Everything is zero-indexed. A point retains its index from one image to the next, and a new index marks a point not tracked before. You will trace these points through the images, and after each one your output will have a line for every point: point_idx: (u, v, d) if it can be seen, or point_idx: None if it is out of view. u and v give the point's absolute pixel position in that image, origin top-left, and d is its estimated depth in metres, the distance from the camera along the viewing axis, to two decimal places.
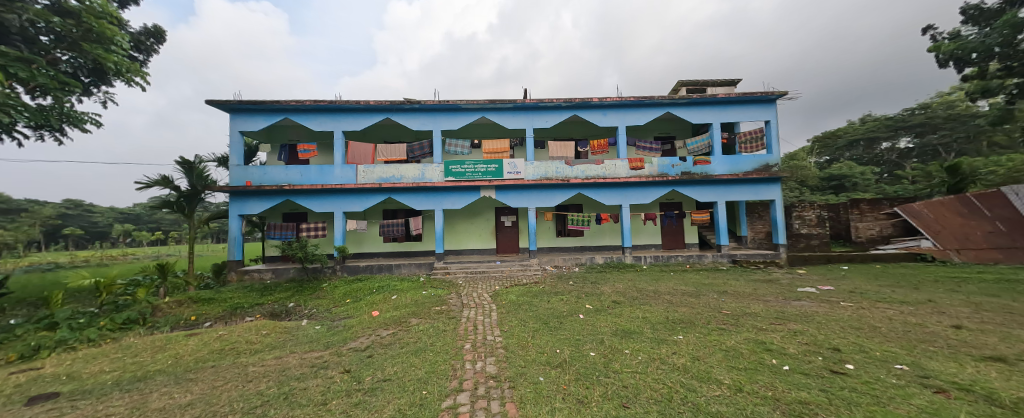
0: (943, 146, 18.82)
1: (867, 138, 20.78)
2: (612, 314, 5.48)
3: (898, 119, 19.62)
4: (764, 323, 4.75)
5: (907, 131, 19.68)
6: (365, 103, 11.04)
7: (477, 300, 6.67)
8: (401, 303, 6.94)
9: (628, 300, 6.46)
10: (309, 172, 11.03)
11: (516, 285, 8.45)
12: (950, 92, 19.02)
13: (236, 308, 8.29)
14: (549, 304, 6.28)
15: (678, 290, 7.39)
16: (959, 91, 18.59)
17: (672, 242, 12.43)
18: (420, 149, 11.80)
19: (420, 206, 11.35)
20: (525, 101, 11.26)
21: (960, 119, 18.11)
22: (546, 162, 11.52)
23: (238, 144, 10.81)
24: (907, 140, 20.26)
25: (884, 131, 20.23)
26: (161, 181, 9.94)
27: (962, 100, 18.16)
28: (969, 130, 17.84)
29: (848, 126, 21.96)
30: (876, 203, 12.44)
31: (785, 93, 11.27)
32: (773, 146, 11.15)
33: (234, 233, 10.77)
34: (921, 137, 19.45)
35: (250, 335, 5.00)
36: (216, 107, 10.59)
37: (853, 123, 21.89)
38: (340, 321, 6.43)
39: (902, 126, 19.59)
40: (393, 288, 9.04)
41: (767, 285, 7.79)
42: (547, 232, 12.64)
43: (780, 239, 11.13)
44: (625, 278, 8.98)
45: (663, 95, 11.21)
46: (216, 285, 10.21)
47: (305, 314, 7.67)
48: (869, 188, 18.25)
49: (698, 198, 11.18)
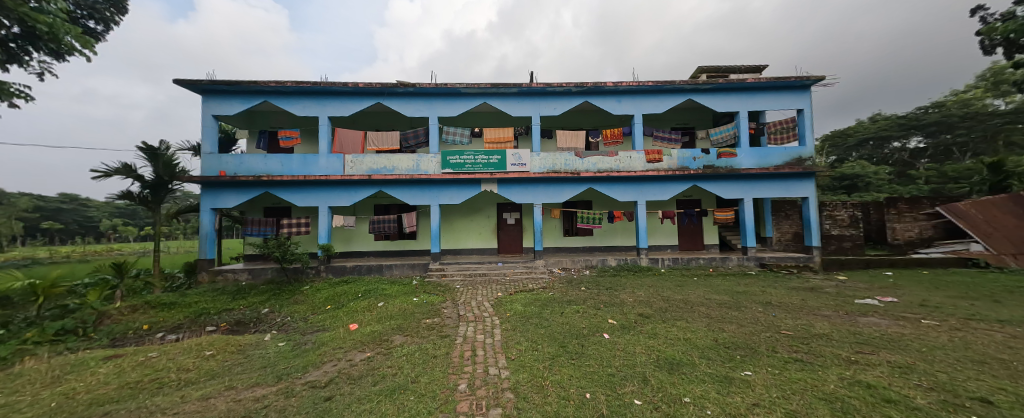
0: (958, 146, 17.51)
1: (878, 137, 19.57)
2: (643, 333, 4.42)
3: (912, 118, 18.40)
4: (848, 352, 3.64)
5: (919, 130, 18.32)
6: (353, 86, 9.89)
7: (476, 311, 5.61)
8: (386, 314, 5.85)
9: (658, 314, 5.36)
10: (291, 162, 9.92)
11: (522, 290, 7.38)
12: (967, 91, 17.41)
13: (200, 315, 7.22)
14: (564, 318, 5.18)
15: (712, 300, 6.30)
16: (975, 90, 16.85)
17: (690, 243, 11.35)
18: (414, 138, 10.79)
19: (415, 201, 10.28)
20: (531, 85, 10.12)
21: (977, 118, 16.44)
22: (554, 154, 10.39)
23: (211, 130, 9.70)
24: (920, 140, 19.07)
25: (896, 130, 18.97)
26: (122, 170, 8.85)
27: (978, 98, 16.44)
28: (988, 129, 16.29)
29: (859, 125, 20.88)
30: (915, 201, 11.26)
31: (819, 80, 10.14)
32: (806, 137, 10.02)
33: (206, 229, 9.66)
34: (933, 137, 18.08)
35: (185, 360, 3.91)
36: (185, 88, 9.46)
37: (864, 121, 20.79)
38: (311, 336, 5.32)
39: (916, 125, 18.29)
40: (380, 292, 7.97)
41: (813, 295, 6.72)
42: (553, 231, 11.58)
43: (813, 241, 9.99)
44: (644, 284, 7.91)
45: (685, 80, 10.06)
46: (184, 287, 9.06)
47: (277, 324, 6.61)
48: (881, 189, 16.76)
49: (722, 195, 10.08)
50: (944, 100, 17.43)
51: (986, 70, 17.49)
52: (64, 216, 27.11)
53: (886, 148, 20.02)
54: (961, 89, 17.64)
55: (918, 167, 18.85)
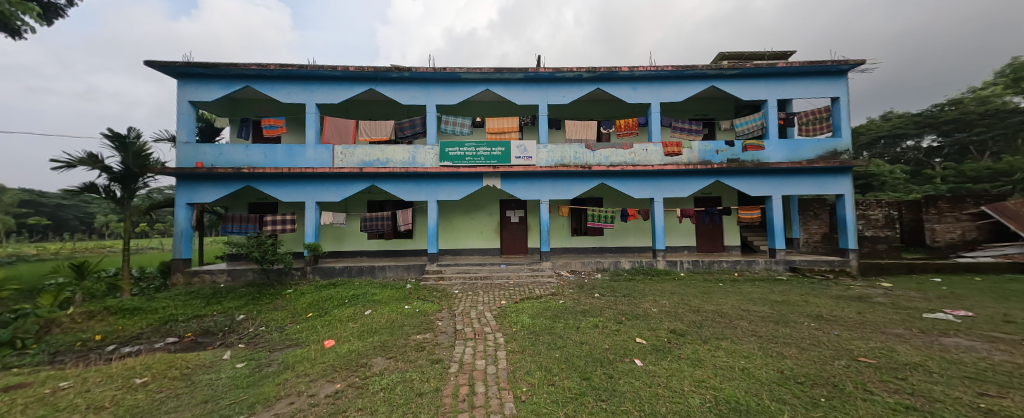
0: (977, 145, 15.83)
1: (892, 135, 18.28)
2: (681, 357, 3.55)
3: (929, 115, 17.05)
4: (966, 394, 2.76)
5: (934, 129, 16.94)
6: (342, 69, 8.98)
7: (474, 324, 4.75)
8: (369, 327, 4.98)
9: (693, 331, 4.48)
10: (275, 154, 9.08)
11: (528, 298, 6.51)
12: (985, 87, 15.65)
13: (165, 324, 6.41)
14: (581, 336, 4.30)
15: (751, 312, 5.37)
16: (996, 86, 15.01)
17: (709, 244, 10.46)
18: (410, 127, 9.90)
19: (411, 197, 9.43)
20: (538, 70, 9.19)
21: (998, 115, 14.75)
22: (562, 146, 9.49)
23: (187, 117, 8.85)
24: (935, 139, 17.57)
25: (911, 128, 17.62)
26: (87, 160, 8.04)
27: (998, 94, 14.73)
28: (1010, 126, 14.64)
29: (870, 123, 19.79)
30: (958, 200, 10.23)
31: (857, 64, 9.10)
32: (842, 128, 9.06)
33: (182, 226, 8.80)
34: (948, 135, 16.66)
35: (103, 394, 3.04)
36: (157, 71, 8.59)
37: (876, 120, 19.67)
38: (279, 353, 4.44)
39: (932, 123, 16.88)
40: (369, 298, 7.13)
41: (866, 306, 5.80)
42: (561, 231, 10.70)
43: (849, 243, 8.96)
44: (665, 291, 7.03)
45: (709, 65, 9.08)
46: (155, 290, 8.26)
47: (247, 335, 5.77)
48: (896, 189, 15.48)
49: (748, 192, 9.15)
50: (962, 96, 15.89)
51: (1005, 66, 15.36)
52: (65, 212, 26.36)
53: (898, 147, 18.67)
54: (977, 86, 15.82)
55: (932, 167, 17.30)
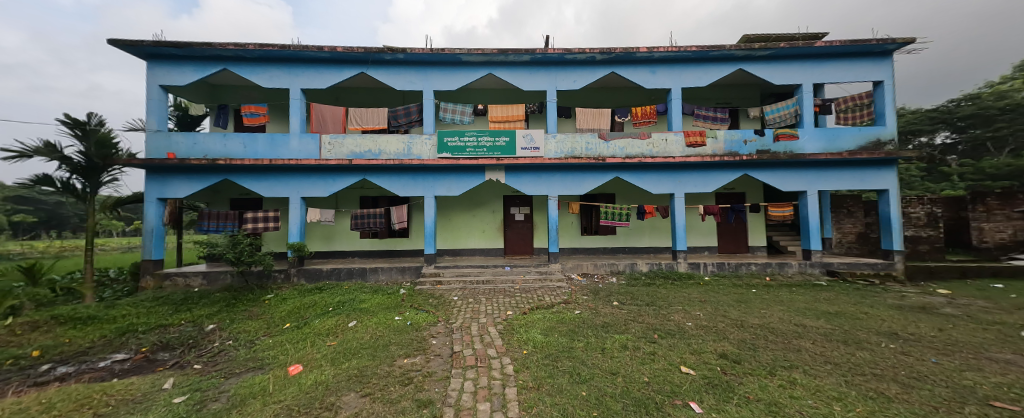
0: (995, 141, 13.74)
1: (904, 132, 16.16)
2: (752, 401, 2.63)
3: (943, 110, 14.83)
4: None
5: (948, 125, 14.80)
6: (329, 50, 8.05)
7: (475, 344, 3.88)
8: (350, 347, 4.12)
9: (749, 355, 3.57)
10: (255, 144, 8.22)
11: (538, 307, 5.63)
12: (1005, 82, 14.03)
13: (120, 337, 5.56)
14: (610, 362, 3.40)
15: (808, 328, 4.46)
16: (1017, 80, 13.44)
17: (732, 244, 9.57)
18: (405, 115, 9.02)
19: (406, 192, 8.57)
20: (546, 51, 8.26)
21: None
22: (573, 136, 8.61)
23: (158, 103, 8.00)
24: (950, 136, 15.59)
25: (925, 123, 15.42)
26: (43, 150, 7.19)
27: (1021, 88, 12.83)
28: None
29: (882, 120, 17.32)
30: (1010, 197, 9.24)
31: (904, 43, 8.07)
32: (886, 115, 8.10)
33: (152, 223, 7.93)
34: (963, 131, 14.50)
35: None
36: (122, 51, 7.71)
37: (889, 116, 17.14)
38: (232, 382, 3.57)
39: (946, 118, 14.75)
40: (355, 306, 6.26)
41: (940, 320, 4.86)
42: (570, 230, 9.84)
43: (893, 245, 8.02)
44: (693, 299, 6.15)
45: (737, 45, 8.11)
46: (122, 295, 7.45)
47: (212, 350, 4.94)
48: (912, 187, 14.23)
49: (780, 186, 8.24)
50: (979, 89, 13.85)
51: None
52: (65, 210, 25.55)
53: (908, 144, 16.50)
54: (997, 81, 14.43)
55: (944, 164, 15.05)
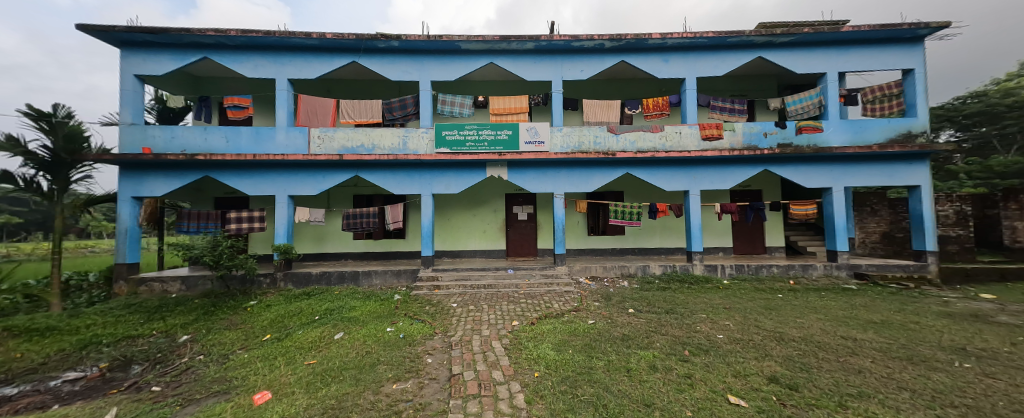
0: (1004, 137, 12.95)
1: None
2: None
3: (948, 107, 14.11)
4: None
5: (952, 124, 14.07)
6: (317, 37, 7.45)
7: (477, 364, 3.29)
8: (332, 367, 3.52)
9: (805, 379, 2.98)
10: (239, 138, 7.62)
11: (546, 316, 5.04)
12: (1011, 78, 13.53)
13: (78, 351, 4.95)
14: (640, 390, 2.82)
15: (858, 342, 3.88)
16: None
17: (748, 244, 9.01)
18: (401, 108, 8.46)
19: (401, 189, 7.99)
20: (552, 38, 7.68)
21: None
22: (580, 129, 8.02)
23: (134, 95, 7.40)
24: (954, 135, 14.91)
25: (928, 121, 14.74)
26: (5, 145, 6.60)
27: None
28: None
29: None
30: None
31: (936, 29, 7.50)
32: (917, 106, 7.54)
33: (126, 224, 7.35)
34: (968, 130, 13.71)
35: None
36: (93, 37, 7.11)
37: None
38: (187, 413, 2.98)
39: (952, 117, 14.00)
40: (343, 314, 5.67)
41: (1004, 330, 4.28)
42: (576, 230, 9.27)
43: (926, 245, 7.45)
44: (715, 306, 5.59)
45: (758, 31, 7.53)
46: (92, 302, 6.86)
47: (178, 367, 4.35)
48: None
49: (803, 183, 7.66)
50: (986, 86, 13.24)
51: None
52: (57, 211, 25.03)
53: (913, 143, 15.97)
54: (1005, 77, 13.94)
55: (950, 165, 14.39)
